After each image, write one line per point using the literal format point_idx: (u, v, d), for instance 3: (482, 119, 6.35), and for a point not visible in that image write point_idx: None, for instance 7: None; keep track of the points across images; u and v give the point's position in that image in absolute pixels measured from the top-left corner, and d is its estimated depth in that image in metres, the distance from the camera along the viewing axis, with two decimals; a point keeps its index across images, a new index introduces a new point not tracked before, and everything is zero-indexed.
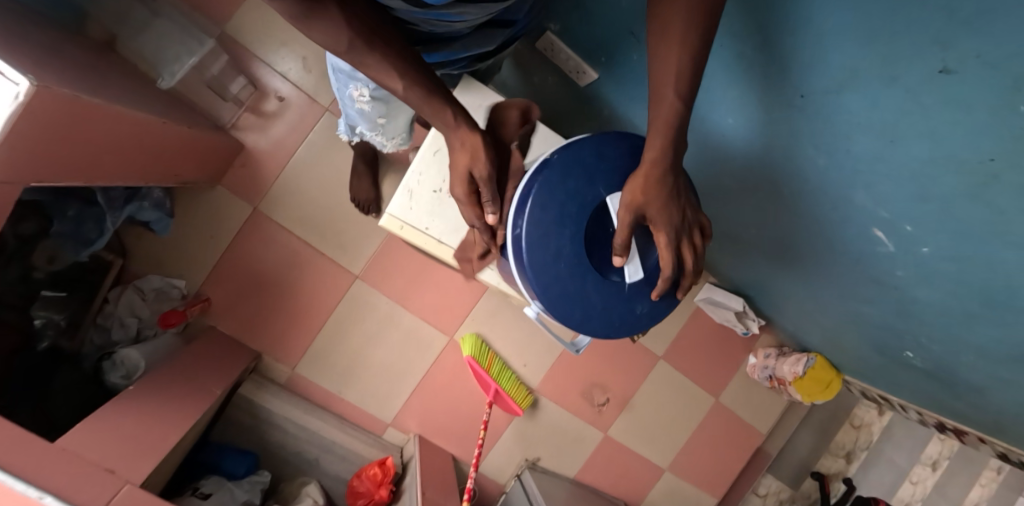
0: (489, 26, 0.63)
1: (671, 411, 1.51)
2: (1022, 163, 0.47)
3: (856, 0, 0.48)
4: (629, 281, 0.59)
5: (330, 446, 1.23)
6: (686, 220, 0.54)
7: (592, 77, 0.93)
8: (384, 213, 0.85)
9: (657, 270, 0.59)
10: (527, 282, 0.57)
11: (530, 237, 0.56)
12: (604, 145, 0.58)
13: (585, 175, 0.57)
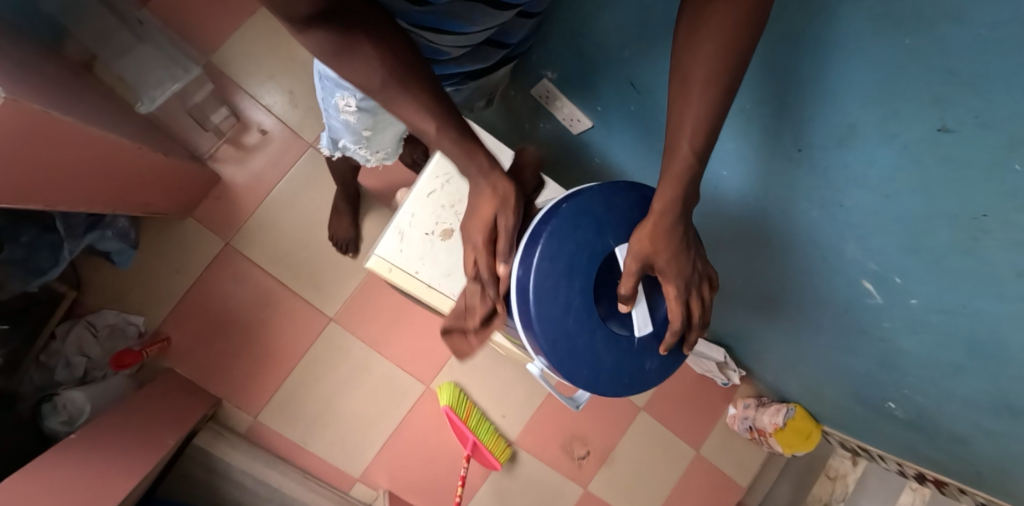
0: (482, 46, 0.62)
1: (652, 465, 1.47)
2: (1011, 220, 0.50)
3: (860, 62, 0.52)
4: (639, 335, 0.57)
5: (290, 503, 1.14)
6: (694, 271, 0.54)
7: (586, 125, 0.95)
8: (373, 255, 0.81)
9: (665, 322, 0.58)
10: (534, 338, 0.55)
11: (540, 291, 0.53)
12: (613, 195, 0.57)
13: (594, 226, 0.56)
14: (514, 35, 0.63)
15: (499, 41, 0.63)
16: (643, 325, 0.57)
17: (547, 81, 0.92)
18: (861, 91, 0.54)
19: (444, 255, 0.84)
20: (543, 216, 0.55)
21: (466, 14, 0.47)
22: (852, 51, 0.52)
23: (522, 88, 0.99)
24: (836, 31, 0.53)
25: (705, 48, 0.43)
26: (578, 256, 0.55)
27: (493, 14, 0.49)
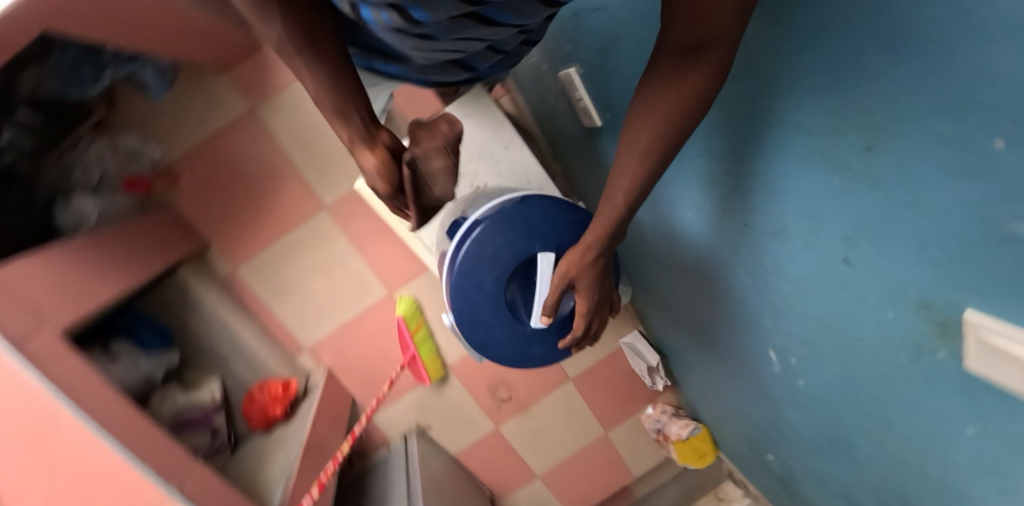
0: (452, 64, 0.64)
1: (561, 429, 1.63)
2: (881, 351, 0.58)
3: (801, 176, 0.57)
4: (532, 326, 0.66)
5: (242, 350, 1.33)
6: (603, 295, 0.63)
7: (596, 125, 0.97)
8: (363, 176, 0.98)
9: (562, 326, 0.66)
10: (448, 297, 0.66)
11: (461, 265, 0.63)
12: (553, 210, 0.64)
13: (526, 230, 0.63)
14: (483, 62, 0.66)
15: (470, 64, 0.66)
16: (541, 321, 0.66)
17: (572, 70, 0.91)
18: (795, 201, 0.59)
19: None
20: (488, 208, 0.64)
21: (450, 30, 0.44)
22: (794, 165, 0.57)
23: (553, 64, 0.99)
24: (786, 144, 0.57)
25: (655, 125, 0.47)
26: (505, 249, 0.63)
27: (477, 30, 0.47)
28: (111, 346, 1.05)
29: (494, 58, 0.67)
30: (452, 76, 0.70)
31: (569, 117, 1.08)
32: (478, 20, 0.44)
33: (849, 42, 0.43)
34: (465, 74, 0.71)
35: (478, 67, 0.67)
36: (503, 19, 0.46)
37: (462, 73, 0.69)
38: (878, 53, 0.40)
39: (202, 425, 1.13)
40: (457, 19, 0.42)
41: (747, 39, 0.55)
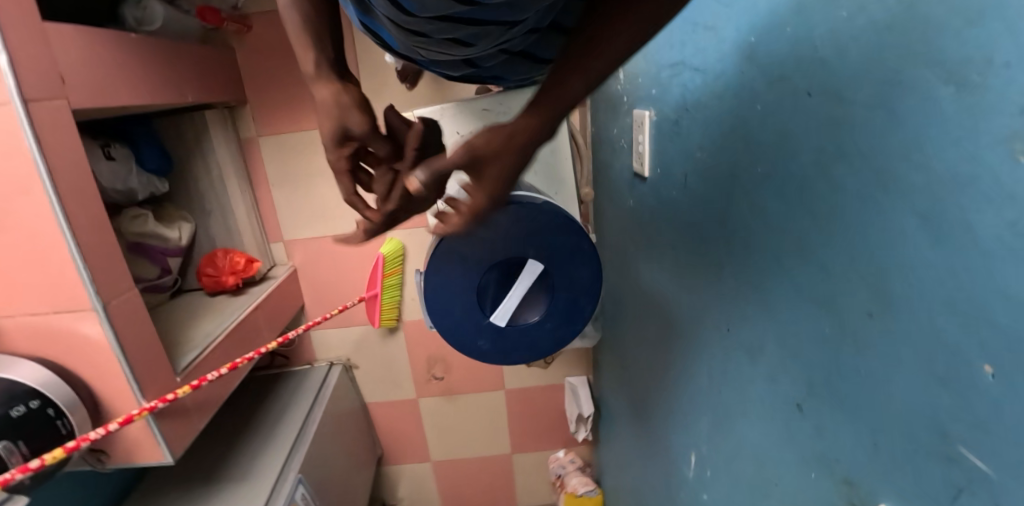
0: (457, 61, 0.68)
1: (473, 429, 1.64)
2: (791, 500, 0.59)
3: (794, 312, 0.56)
4: (493, 318, 0.62)
5: (226, 211, 1.32)
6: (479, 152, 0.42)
7: (643, 176, 0.93)
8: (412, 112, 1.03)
9: (519, 332, 0.63)
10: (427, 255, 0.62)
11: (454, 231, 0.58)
12: (566, 221, 0.60)
13: (529, 227, 0.59)
14: (490, 63, 0.69)
15: (476, 62, 0.68)
16: (501, 317, 0.62)
17: (648, 113, 0.87)
18: (778, 329, 0.59)
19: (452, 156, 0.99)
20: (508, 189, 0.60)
21: (433, 22, 0.49)
22: (790, 297, 0.56)
23: (633, 97, 0.94)
24: (790, 276, 0.56)
25: None
26: (502, 237, 0.59)
27: (465, 28, 0.51)
28: (109, 148, 1.05)
29: (500, 62, 0.70)
30: (459, 69, 0.73)
31: (622, 155, 1.04)
32: (461, 19, 0.49)
33: (886, 211, 0.42)
34: (472, 69, 0.73)
35: (482, 66, 0.70)
36: (488, 19, 0.50)
37: (469, 68, 0.72)
38: (910, 237, 0.40)
39: (156, 260, 1.15)
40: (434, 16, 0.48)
41: (785, 159, 0.54)
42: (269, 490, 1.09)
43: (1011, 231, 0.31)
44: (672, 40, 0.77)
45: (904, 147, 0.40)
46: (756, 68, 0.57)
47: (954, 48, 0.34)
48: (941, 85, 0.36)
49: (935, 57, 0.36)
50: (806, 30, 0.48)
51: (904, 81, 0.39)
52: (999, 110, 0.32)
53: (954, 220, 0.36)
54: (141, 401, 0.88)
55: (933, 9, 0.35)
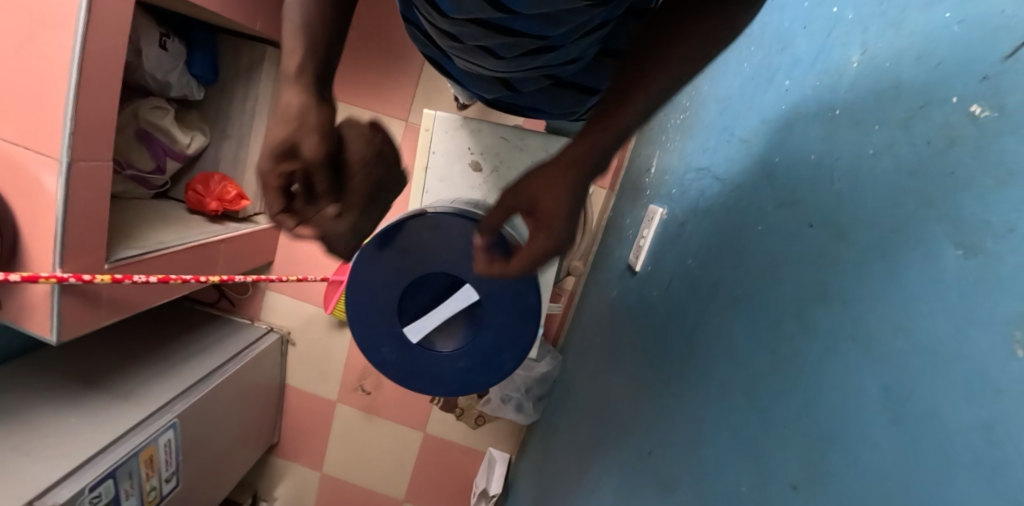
0: (497, 84, 0.69)
1: (377, 458, 1.51)
2: None
3: (719, 456, 0.48)
4: (405, 328, 0.58)
5: (242, 143, 1.28)
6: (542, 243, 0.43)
7: (634, 270, 0.88)
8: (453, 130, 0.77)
9: (427, 354, 0.58)
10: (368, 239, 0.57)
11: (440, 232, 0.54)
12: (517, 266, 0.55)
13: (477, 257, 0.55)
14: (528, 87, 0.69)
15: (514, 85, 0.69)
16: (415, 332, 0.57)
17: (659, 210, 0.83)
18: (696, 470, 0.51)
19: (455, 177, 0.78)
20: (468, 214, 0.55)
21: (474, 29, 0.51)
22: (719, 438, 0.49)
23: (654, 192, 0.90)
24: (729, 412, 0.49)
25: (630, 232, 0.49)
26: (447, 247, 0.55)
27: (496, 38, 0.52)
28: (166, 39, 1.08)
29: (537, 90, 0.71)
30: (494, 92, 0.72)
31: (624, 243, 1.00)
32: (496, 28, 0.50)
33: (846, 374, 0.36)
34: (505, 95, 0.73)
35: (518, 91, 0.70)
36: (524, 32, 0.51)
37: (504, 92, 0.71)
38: (864, 413, 0.34)
39: (155, 156, 1.16)
40: (471, 24, 0.50)
41: (766, 290, 0.49)
42: (137, 420, 1.00)
43: (985, 437, 0.27)
44: (707, 145, 0.73)
45: (887, 307, 0.35)
46: (771, 188, 0.52)
47: (974, 210, 0.30)
48: (948, 246, 0.31)
49: (951, 214, 0.31)
50: (828, 159, 0.45)
51: (908, 234, 0.34)
52: (1011, 291, 0.27)
53: (923, 407, 0.30)
54: (57, 268, 0.84)
55: (965, 161, 0.31)
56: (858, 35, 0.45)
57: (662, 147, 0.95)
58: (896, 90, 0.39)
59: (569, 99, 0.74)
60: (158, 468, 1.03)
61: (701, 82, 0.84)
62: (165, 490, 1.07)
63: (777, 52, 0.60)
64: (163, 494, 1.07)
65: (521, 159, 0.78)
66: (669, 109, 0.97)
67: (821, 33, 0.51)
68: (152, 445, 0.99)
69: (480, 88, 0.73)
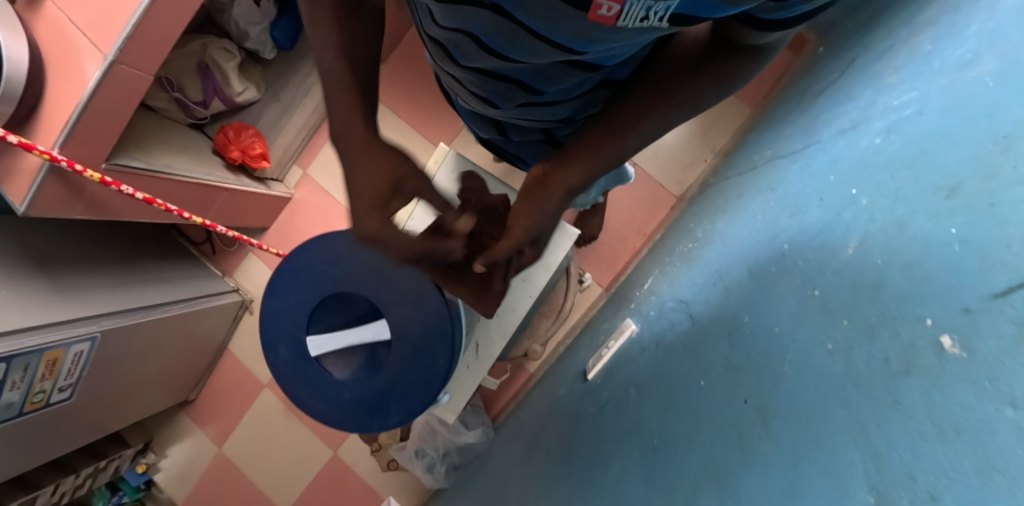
0: (492, 125, 0.68)
1: (278, 459, 1.43)
2: None
3: None
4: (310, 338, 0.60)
5: (287, 112, 1.32)
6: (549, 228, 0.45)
7: (586, 376, 0.83)
8: (458, 174, 0.76)
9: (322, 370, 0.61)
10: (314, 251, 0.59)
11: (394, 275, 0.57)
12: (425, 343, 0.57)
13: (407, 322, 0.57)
14: (520, 132, 0.68)
15: (507, 130, 0.68)
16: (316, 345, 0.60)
17: (632, 326, 0.79)
18: None
19: None
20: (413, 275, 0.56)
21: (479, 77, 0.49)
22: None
23: (635, 308, 0.87)
24: None
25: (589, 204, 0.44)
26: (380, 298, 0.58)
27: (495, 85, 0.50)
28: None
29: (529, 140, 0.70)
30: (487, 131, 0.71)
31: (591, 344, 0.95)
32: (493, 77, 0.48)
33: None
34: (497, 136, 0.72)
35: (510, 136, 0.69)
36: (527, 83, 0.48)
37: (495, 133, 0.71)
38: None
39: (205, 91, 1.21)
40: (472, 70, 0.48)
41: (681, 450, 0.44)
42: (61, 318, 0.97)
43: None
44: (695, 280, 0.69)
45: None
46: (728, 345, 0.47)
47: (904, 456, 0.25)
48: (863, 488, 0.27)
49: (876, 449, 0.27)
50: (789, 337, 0.39)
51: (831, 454, 0.30)
52: None
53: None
54: (55, 147, 0.83)
55: (914, 396, 0.26)
56: (863, 223, 0.41)
57: (661, 269, 0.91)
58: (876, 289, 0.33)
59: (552, 154, 0.73)
60: (56, 375, 0.97)
61: (718, 220, 0.81)
62: (53, 399, 1.01)
63: (788, 216, 0.56)
64: (50, 402, 1.01)
65: None
66: (684, 234, 0.95)
67: (833, 209, 0.48)
68: (61, 349, 0.94)
69: (474, 125, 0.72)
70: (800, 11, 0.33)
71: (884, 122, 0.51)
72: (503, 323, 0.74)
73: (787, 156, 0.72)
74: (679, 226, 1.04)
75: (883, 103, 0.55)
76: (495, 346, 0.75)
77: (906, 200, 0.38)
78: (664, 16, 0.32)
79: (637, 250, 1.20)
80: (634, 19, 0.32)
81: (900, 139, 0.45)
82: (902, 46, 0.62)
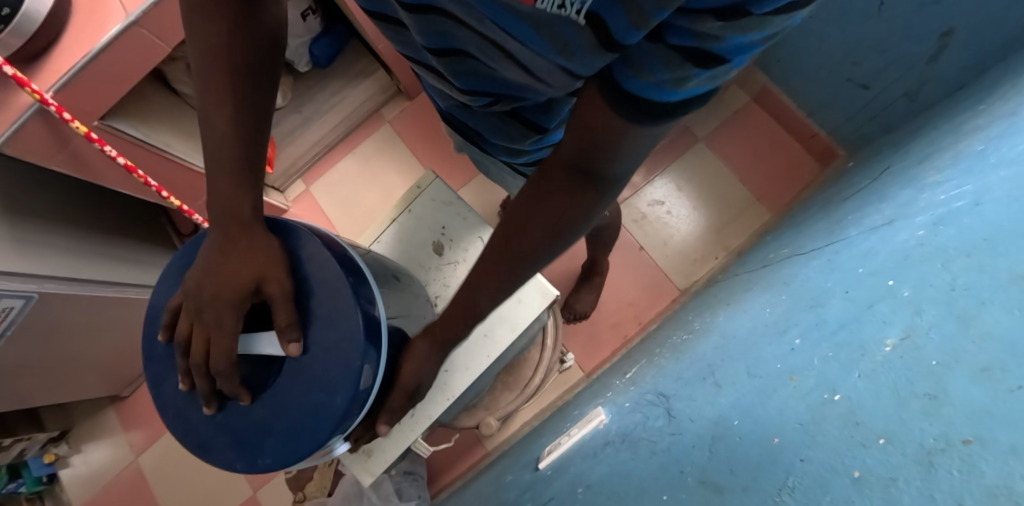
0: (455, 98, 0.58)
1: (192, 487, 1.27)
2: None
3: None
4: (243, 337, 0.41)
5: None
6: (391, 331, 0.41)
7: (537, 465, 0.69)
8: (440, 201, 0.70)
9: (214, 384, 0.41)
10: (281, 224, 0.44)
11: (310, 270, 0.41)
12: (332, 372, 0.39)
13: (328, 341, 0.39)
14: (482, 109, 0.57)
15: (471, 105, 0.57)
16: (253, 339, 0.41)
17: (601, 416, 0.67)
18: None
19: (414, 246, 0.69)
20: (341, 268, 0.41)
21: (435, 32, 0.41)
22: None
23: (611, 397, 0.74)
24: None
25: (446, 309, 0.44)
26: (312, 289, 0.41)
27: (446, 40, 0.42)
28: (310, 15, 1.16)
29: (493, 119, 0.58)
30: (449, 102, 0.61)
31: (555, 430, 0.82)
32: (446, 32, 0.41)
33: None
34: (458, 110, 0.62)
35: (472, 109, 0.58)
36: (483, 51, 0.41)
37: (456, 103, 0.59)
38: None
39: None
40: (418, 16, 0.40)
41: None
42: (11, 269, 0.88)
43: None
44: (683, 373, 0.57)
45: None
46: (705, 456, 0.35)
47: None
48: None
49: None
50: (793, 455, 0.28)
51: None
52: None
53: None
54: (50, 91, 0.80)
55: None
56: (904, 318, 0.30)
57: (648, 359, 0.80)
58: (932, 401, 0.23)
59: (518, 133, 0.59)
60: None
61: (720, 313, 0.70)
62: None
63: (804, 310, 0.46)
64: None
65: None
66: (681, 325, 0.84)
67: (862, 303, 0.37)
68: None
69: (443, 100, 0.63)
70: (657, 86, 0.29)
71: (928, 216, 0.42)
72: (451, 380, 0.63)
73: (806, 253, 0.62)
74: (677, 317, 0.94)
75: (929, 199, 0.46)
76: (435, 406, 0.63)
77: (970, 287, 0.27)
78: (580, 10, 0.30)
79: (630, 338, 1.10)
80: (552, 4, 0.30)
81: (951, 231, 0.35)
82: (948, 150, 0.54)
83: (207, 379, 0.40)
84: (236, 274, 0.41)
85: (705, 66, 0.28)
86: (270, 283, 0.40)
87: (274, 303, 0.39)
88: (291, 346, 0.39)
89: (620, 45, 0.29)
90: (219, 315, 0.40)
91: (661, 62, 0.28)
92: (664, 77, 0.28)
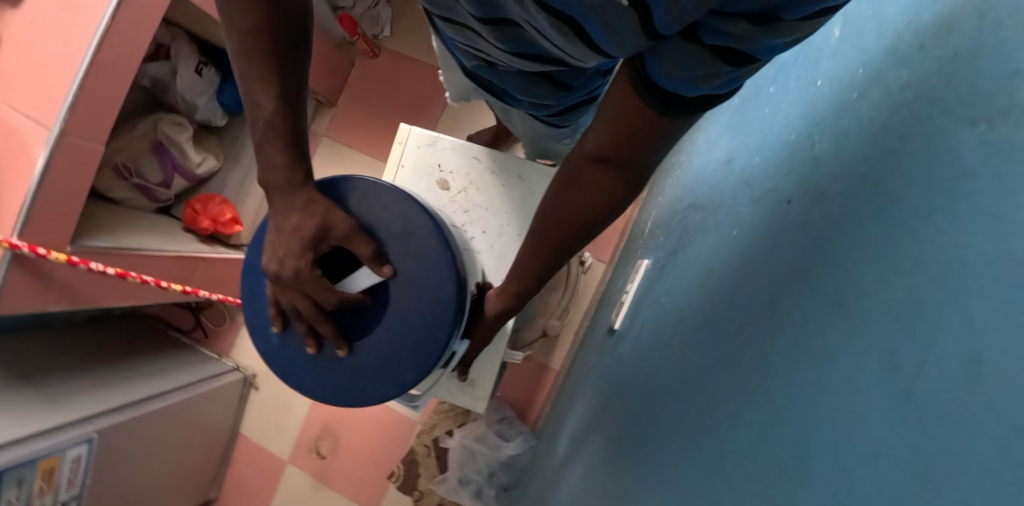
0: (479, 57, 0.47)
1: None
2: None
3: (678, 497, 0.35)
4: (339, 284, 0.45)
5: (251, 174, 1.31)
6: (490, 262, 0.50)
7: (613, 328, 0.77)
8: (424, 144, 0.73)
9: (332, 330, 0.45)
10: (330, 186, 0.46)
11: (361, 206, 0.45)
12: (431, 277, 0.45)
13: (416, 249, 0.45)
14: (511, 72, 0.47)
15: (498, 64, 0.47)
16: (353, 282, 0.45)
17: (645, 260, 0.75)
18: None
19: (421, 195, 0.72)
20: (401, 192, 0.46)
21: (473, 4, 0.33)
22: (687, 462, 0.35)
23: (644, 248, 0.83)
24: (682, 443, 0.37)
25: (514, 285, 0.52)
26: (381, 222, 0.45)
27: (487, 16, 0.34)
28: (203, 66, 1.15)
29: (522, 83, 0.49)
30: (470, 60, 0.49)
31: (611, 304, 0.90)
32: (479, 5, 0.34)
33: (831, 397, 0.23)
34: (482, 69, 0.50)
35: (498, 69, 0.48)
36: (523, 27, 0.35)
37: (481, 63, 0.48)
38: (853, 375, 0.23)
39: (164, 169, 1.18)
40: None
41: (735, 292, 0.38)
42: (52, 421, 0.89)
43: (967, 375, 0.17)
44: (694, 183, 0.66)
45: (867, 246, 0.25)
46: (749, 190, 0.45)
47: (993, 73, 0.21)
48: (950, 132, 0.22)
49: (959, 91, 0.23)
50: (809, 128, 0.38)
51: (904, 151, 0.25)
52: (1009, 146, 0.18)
53: (938, 375, 0.18)
54: (14, 234, 0.79)
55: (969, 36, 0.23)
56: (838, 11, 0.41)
57: (656, 208, 0.89)
58: (880, 27, 0.33)
59: (549, 93, 0.51)
60: (56, 484, 0.88)
61: (697, 135, 0.79)
62: None
63: (762, 75, 0.56)
64: None
65: (493, 182, 0.72)
66: (669, 169, 0.92)
67: None
68: (56, 456, 0.86)
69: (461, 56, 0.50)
70: (687, 81, 0.31)
71: None
72: None
73: None
74: (661, 169, 1.02)
75: None
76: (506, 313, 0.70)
77: None
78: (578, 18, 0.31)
79: (629, 213, 1.18)
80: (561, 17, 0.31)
81: None
82: None
83: (327, 325, 0.45)
84: (298, 226, 0.42)
85: (733, 63, 0.29)
86: (337, 226, 0.43)
87: (351, 237, 0.43)
88: (386, 268, 0.44)
89: (656, 36, 0.29)
90: (299, 266, 0.42)
91: (695, 60, 0.29)
92: (693, 74, 0.30)
